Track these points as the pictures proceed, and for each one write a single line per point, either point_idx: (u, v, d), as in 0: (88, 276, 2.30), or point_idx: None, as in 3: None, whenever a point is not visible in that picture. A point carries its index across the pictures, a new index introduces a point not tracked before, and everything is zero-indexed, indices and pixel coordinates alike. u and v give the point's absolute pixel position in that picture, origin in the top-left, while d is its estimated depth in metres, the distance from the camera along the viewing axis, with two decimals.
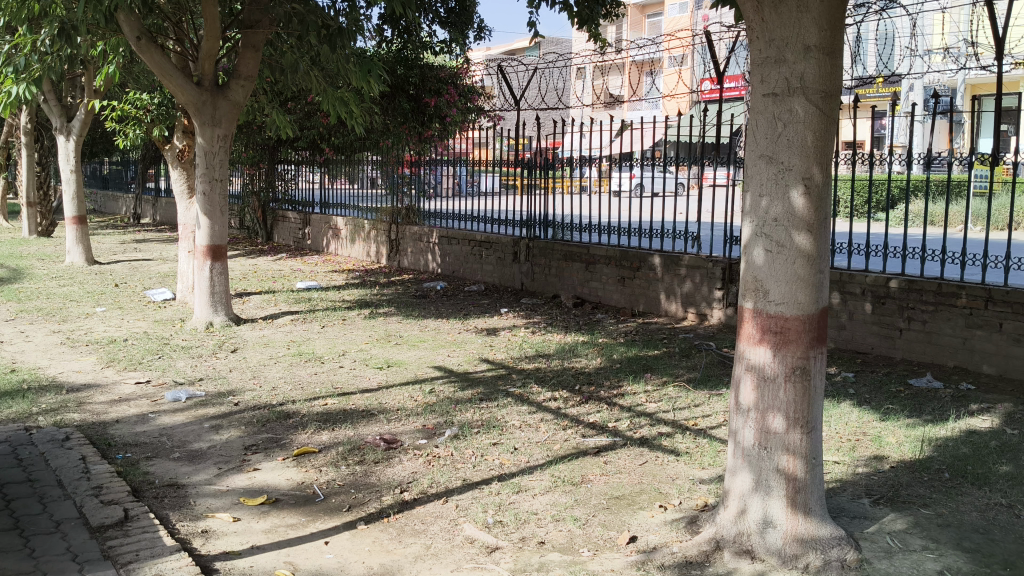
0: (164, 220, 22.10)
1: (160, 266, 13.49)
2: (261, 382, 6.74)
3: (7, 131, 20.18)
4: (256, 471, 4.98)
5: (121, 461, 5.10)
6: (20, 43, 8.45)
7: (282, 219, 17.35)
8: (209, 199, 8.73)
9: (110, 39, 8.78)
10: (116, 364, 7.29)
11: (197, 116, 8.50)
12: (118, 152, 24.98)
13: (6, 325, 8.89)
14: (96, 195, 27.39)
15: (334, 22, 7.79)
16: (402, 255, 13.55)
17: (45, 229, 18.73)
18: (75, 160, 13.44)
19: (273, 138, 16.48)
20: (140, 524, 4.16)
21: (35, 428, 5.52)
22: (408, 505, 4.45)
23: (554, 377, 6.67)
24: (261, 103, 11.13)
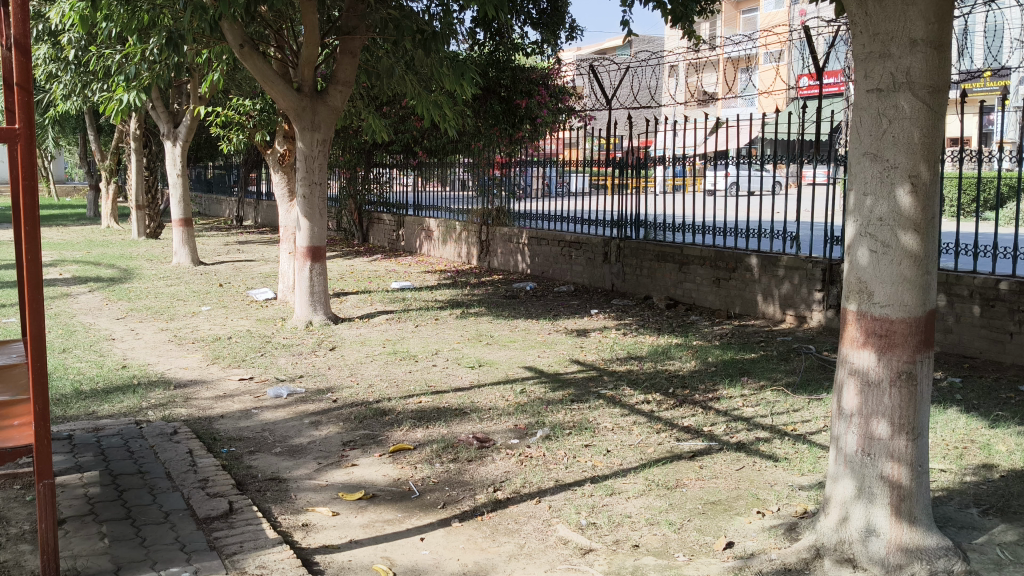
0: (264, 223, 22.80)
1: (261, 267, 13.91)
2: (357, 380, 6.88)
3: (119, 138, 21.13)
4: (354, 466, 5.09)
5: (226, 455, 5.28)
6: (131, 52, 8.83)
7: (377, 221, 17.69)
8: (309, 202, 8.95)
9: (215, 48, 9.09)
10: (220, 361, 7.55)
11: (297, 121, 8.74)
12: (222, 157, 25.90)
13: (118, 323, 9.30)
14: (202, 199, 28.43)
15: (428, 27, 7.88)
16: (493, 256, 13.63)
17: (153, 231, 19.55)
18: (181, 164, 13.97)
19: (368, 142, 16.81)
20: (244, 516, 4.30)
21: (145, 421, 5.76)
22: (502, 504, 4.47)
23: (647, 379, 6.61)
24: (357, 107, 11.36)
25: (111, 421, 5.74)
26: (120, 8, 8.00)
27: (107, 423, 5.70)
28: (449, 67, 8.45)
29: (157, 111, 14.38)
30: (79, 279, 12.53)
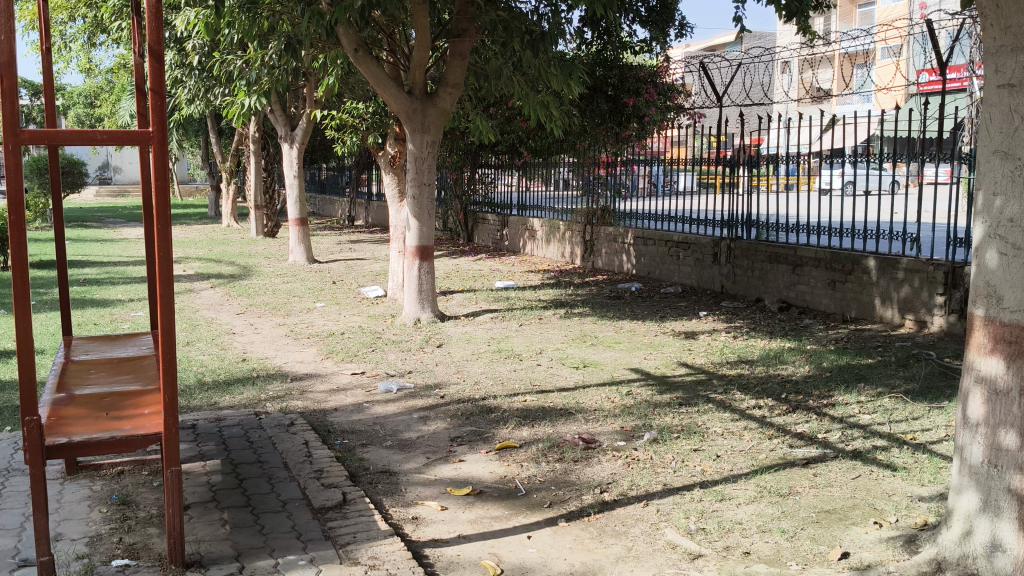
0: (374, 223, 23.35)
1: (372, 265, 14.24)
2: (464, 376, 6.98)
3: (239, 140, 22.00)
4: (462, 462, 5.16)
5: (339, 447, 5.44)
6: (252, 58, 9.16)
7: (482, 221, 17.87)
8: (418, 202, 9.09)
9: (330, 53, 9.35)
10: (334, 356, 7.77)
11: (408, 123, 8.91)
12: (335, 158, 26.65)
13: (238, 318, 9.68)
14: (315, 199, 29.32)
15: (537, 27, 7.91)
16: (597, 255, 13.58)
17: (270, 230, 20.27)
18: (297, 166, 14.45)
19: (474, 143, 17.03)
20: (356, 507, 4.42)
21: (264, 413, 5.99)
22: (609, 506, 4.46)
23: (759, 384, 6.47)
24: (466, 109, 11.50)
25: (232, 411, 5.98)
26: (242, 15, 8.32)
27: (228, 413, 5.95)
28: (557, 67, 8.45)
29: (275, 114, 14.90)
30: (202, 275, 13.09)
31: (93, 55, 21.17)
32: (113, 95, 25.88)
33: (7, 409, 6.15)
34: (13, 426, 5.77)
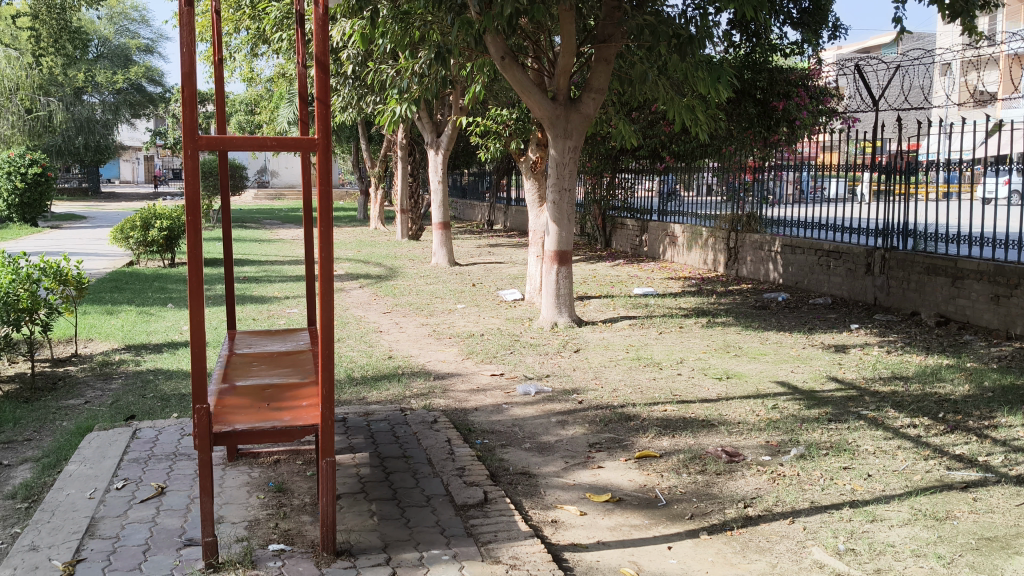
0: (513, 227, 23.62)
1: (511, 269, 14.42)
2: (602, 383, 6.97)
3: (387, 146, 22.72)
4: (601, 468, 5.16)
5: (480, 446, 5.54)
6: (404, 67, 9.45)
7: (620, 226, 17.78)
8: (558, 207, 9.16)
9: (477, 61, 9.53)
10: (474, 356, 7.92)
11: (551, 129, 8.99)
12: (476, 163, 27.15)
13: (384, 316, 10.01)
14: (457, 204, 29.97)
15: (685, 30, 7.83)
16: (742, 263, 13.27)
17: (414, 233, 20.85)
18: (442, 172, 14.82)
19: (615, 148, 17.06)
20: (497, 507, 4.49)
21: (409, 409, 6.17)
22: (753, 521, 4.37)
23: (913, 402, 6.18)
24: (608, 114, 11.47)
25: (379, 407, 6.19)
26: (395, 25, 8.62)
27: (375, 408, 6.16)
28: (704, 70, 8.33)
29: (422, 121, 15.33)
30: (350, 275, 13.60)
31: (254, 65, 22.37)
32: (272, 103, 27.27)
33: (175, 396, 6.59)
34: (180, 412, 6.18)
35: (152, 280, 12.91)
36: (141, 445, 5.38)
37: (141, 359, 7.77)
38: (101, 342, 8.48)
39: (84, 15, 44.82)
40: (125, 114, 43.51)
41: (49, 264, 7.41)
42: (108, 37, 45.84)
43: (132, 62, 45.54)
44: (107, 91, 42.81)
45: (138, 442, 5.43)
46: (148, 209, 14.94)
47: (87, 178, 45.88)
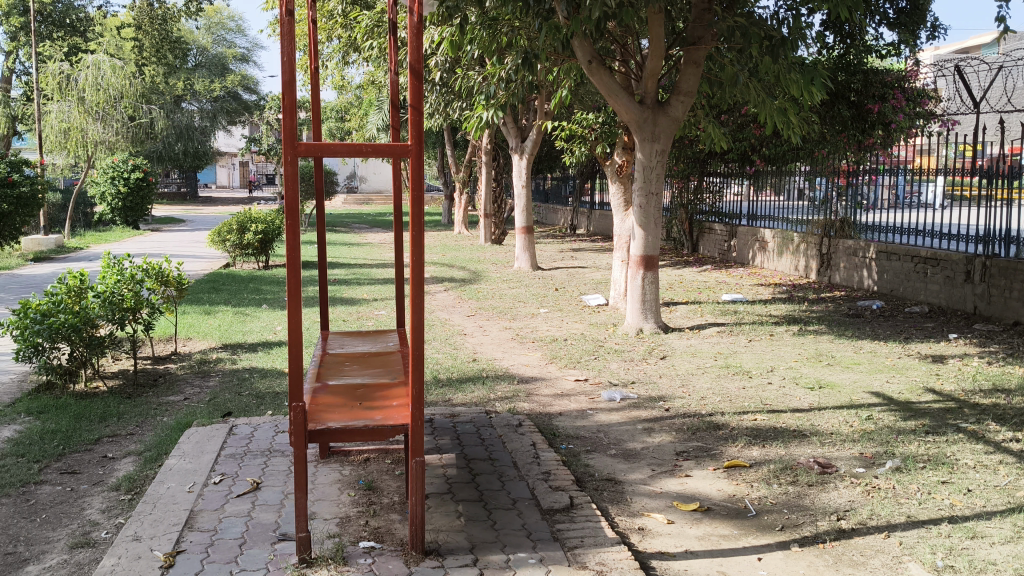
0: (596, 231, 23.54)
1: (595, 274, 14.37)
2: (690, 391, 6.88)
3: (472, 151, 22.95)
4: (688, 477, 5.11)
5: (565, 451, 5.55)
6: (491, 73, 9.52)
7: (708, 231, 17.54)
8: (644, 211, 9.09)
9: (565, 65, 9.54)
10: (558, 361, 7.93)
11: (638, 132, 8.94)
12: (560, 168, 27.18)
13: (469, 319, 10.11)
14: (540, 208, 30.07)
15: (777, 32, 7.70)
16: (835, 270, 12.92)
17: (498, 237, 20.99)
18: (525, 176, 14.87)
19: (703, 151, 16.90)
20: (584, 512, 4.49)
21: (494, 412, 6.21)
22: (846, 534, 4.27)
23: (1017, 415, 5.93)
24: (697, 117, 11.35)
25: (465, 409, 6.25)
26: (483, 31, 8.71)
27: (461, 410, 6.23)
28: (797, 73, 8.17)
29: (507, 126, 15.44)
30: (435, 279, 13.77)
31: (345, 72, 22.88)
32: (362, 109, 27.82)
33: (269, 394, 6.79)
34: (274, 410, 6.36)
35: (247, 282, 13.30)
36: (237, 441, 5.55)
37: (237, 358, 8.02)
38: (199, 341, 8.79)
39: (183, 25, 46.54)
40: (221, 121, 45.00)
41: (151, 266, 7.72)
42: (206, 47, 47.52)
43: (228, 70, 47.10)
44: (204, 99, 44.37)
45: (235, 438, 5.61)
46: (243, 213, 15.41)
47: (185, 183, 47.60)
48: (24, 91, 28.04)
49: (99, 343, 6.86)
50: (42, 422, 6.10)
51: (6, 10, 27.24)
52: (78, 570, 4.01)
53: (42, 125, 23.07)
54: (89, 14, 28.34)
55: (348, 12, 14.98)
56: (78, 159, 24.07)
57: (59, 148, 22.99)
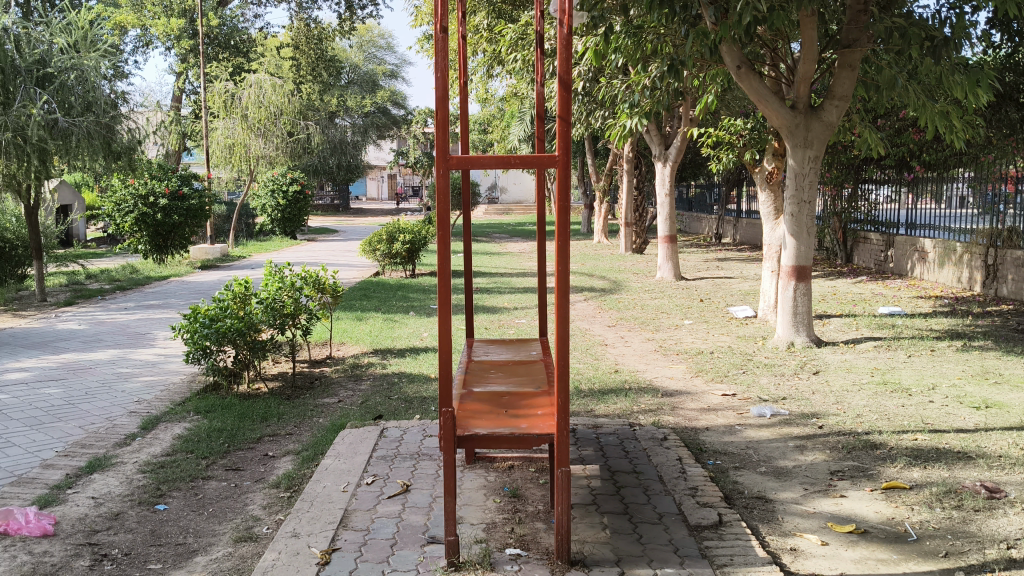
0: (743, 240, 22.99)
1: (741, 284, 14.03)
2: (844, 408, 6.60)
3: (613, 160, 22.88)
4: (843, 498, 4.89)
5: (713, 466, 5.42)
6: (635, 81, 9.44)
7: (863, 241, 16.82)
8: (796, 220, 8.81)
9: (711, 71, 9.36)
10: (704, 374, 7.77)
11: (789, 138, 8.68)
12: (705, 176, 26.73)
13: (610, 330, 10.06)
14: (684, 217, 29.71)
15: (940, 32, 7.30)
16: (1002, 282, 12.10)
17: (639, 246, 20.85)
18: (669, 185, 14.69)
19: (858, 157, 16.28)
20: (733, 530, 4.37)
21: (638, 424, 6.15)
22: (1018, 564, 3.98)
23: None
24: (852, 122, 10.92)
25: (608, 420, 6.22)
26: (628, 40, 8.64)
27: (605, 422, 6.19)
28: (962, 74, 7.72)
29: (650, 135, 15.30)
30: (577, 288, 13.80)
31: (488, 85, 23.30)
32: (505, 121, 28.23)
33: (416, 399, 6.96)
34: (421, 414, 6.51)
35: (395, 289, 13.72)
36: (388, 444, 5.72)
37: (387, 363, 8.28)
38: (351, 346, 9.13)
39: (337, 44, 48.53)
40: (371, 135, 46.69)
41: (309, 273, 8.07)
42: (358, 64, 49.36)
43: (378, 86, 48.77)
44: (356, 114, 46.05)
45: (386, 441, 5.78)
46: (392, 223, 15.87)
47: (337, 195, 49.63)
48: (193, 110, 29.97)
49: (261, 347, 7.21)
50: (209, 421, 6.46)
51: (178, 34, 29.03)
52: (241, 562, 4.21)
53: (210, 141, 24.59)
54: (252, 35, 29.95)
55: (494, 25, 15.24)
56: (241, 173, 25.49)
57: (224, 163, 24.42)
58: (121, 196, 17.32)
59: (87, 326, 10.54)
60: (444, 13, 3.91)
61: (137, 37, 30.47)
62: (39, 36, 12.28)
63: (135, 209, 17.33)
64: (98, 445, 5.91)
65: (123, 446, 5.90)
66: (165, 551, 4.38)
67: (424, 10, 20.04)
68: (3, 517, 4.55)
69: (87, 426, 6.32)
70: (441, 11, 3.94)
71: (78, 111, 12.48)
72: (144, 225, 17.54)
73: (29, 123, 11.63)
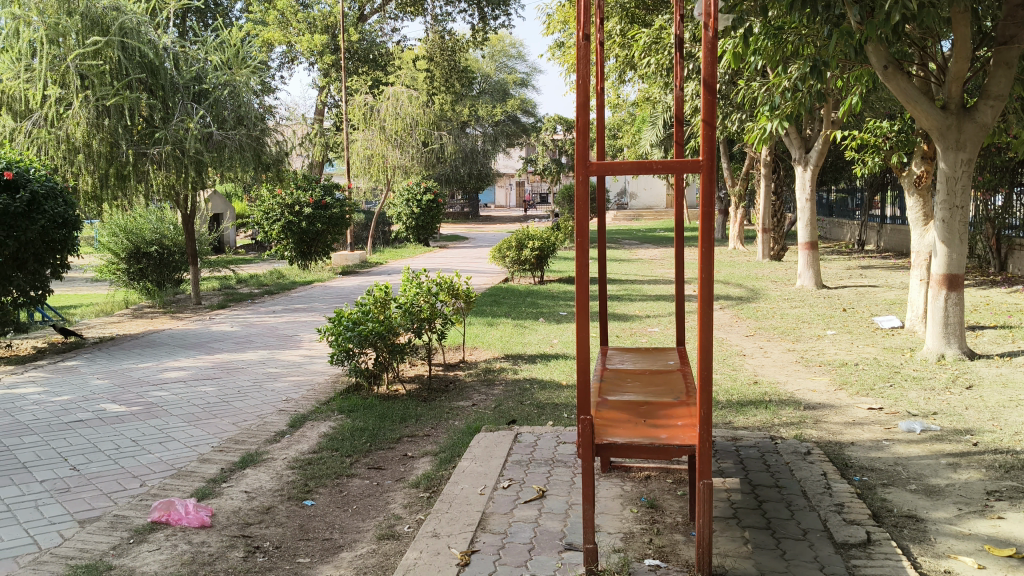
0: (887, 247, 22.05)
1: (886, 293, 13.45)
2: (1002, 425, 6.23)
3: (748, 165, 22.37)
4: (1001, 519, 4.62)
5: (859, 483, 5.22)
6: (775, 84, 9.19)
7: (1020, 248, 15.82)
8: (948, 226, 8.37)
9: (855, 72, 9.02)
10: (848, 387, 7.48)
11: (940, 141, 8.28)
12: (847, 180, 25.82)
13: (748, 340, 9.84)
14: (824, 223, 28.77)
15: None
16: None
17: (776, 253, 20.30)
18: (810, 190, 14.23)
19: (1016, 159, 15.36)
20: (883, 549, 4.19)
21: (780, 437, 5.98)
22: None
23: None
24: (1009, 122, 10.32)
25: (748, 432, 6.08)
26: (767, 40, 8.45)
27: (744, 434, 6.05)
28: None
29: (790, 138, 14.86)
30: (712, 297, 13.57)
31: (620, 91, 23.25)
32: (637, 126, 28.09)
33: (550, 405, 6.99)
34: (555, 421, 6.53)
35: (527, 296, 13.84)
36: (523, 449, 5.77)
37: (520, 368, 8.36)
38: (485, 351, 9.27)
39: (470, 54, 49.48)
40: (501, 143, 47.40)
41: (444, 279, 8.20)
42: (489, 74, 50.17)
43: (509, 95, 49.40)
44: (487, 123, 46.78)
45: (521, 446, 5.83)
46: (521, 231, 16.00)
47: (467, 203, 50.45)
48: (335, 122, 31.16)
49: (400, 350, 7.41)
50: (352, 421, 6.68)
51: (320, 50, 30.28)
52: (385, 559, 4.33)
53: (350, 152, 25.53)
54: (389, 49, 30.85)
55: (626, 30, 15.22)
56: (378, 183, 26.31)
57: (364, 173, 25.28)
58: (268, 206, 18.13)
59: (239, 328, 11.08)
60: (586, 20, 3.91)
61: (283, 53, 31.89)
62: (195, 55, 12.99)
63: (281, 217, 18.09)
64: (250, 441, 6.20)
65: (273, 443, 6.18)
66: (312, 546, 4.55)
67: (556, 19, 20.19)
68: (165, 508, 4.85)
69: (240, 423, 6.64)
70: (584, 19, 3.95)
71: (231, 124, 13.14)
72: (290, 233, 18.33)
73: (187, 137, 12.37)
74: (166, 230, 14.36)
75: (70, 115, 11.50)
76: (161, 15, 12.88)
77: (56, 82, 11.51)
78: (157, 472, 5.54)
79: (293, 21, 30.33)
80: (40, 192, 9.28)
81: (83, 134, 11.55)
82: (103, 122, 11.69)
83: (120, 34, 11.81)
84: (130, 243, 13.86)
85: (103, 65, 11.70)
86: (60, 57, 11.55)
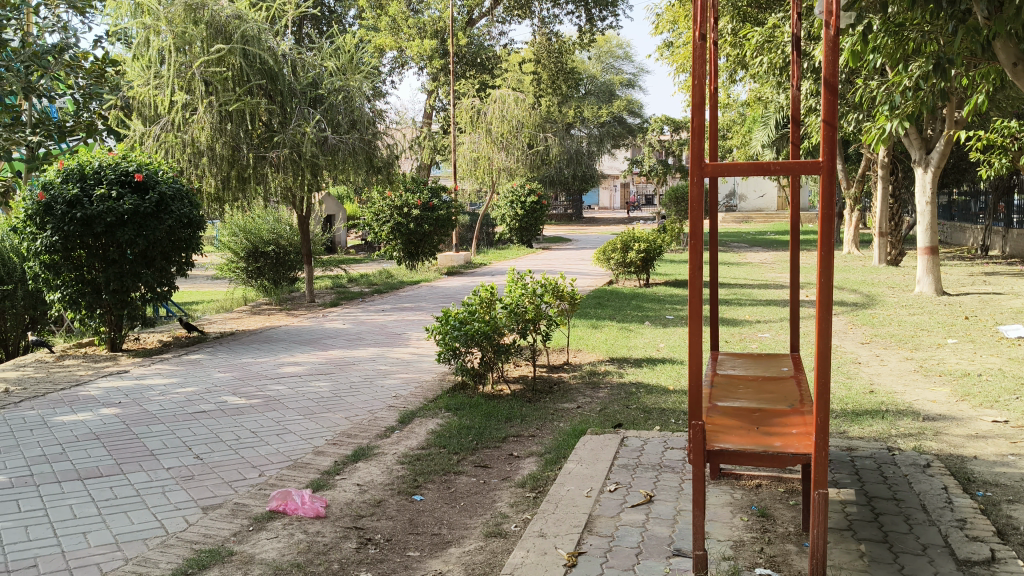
0: (1013, 253, 21.06)
1: (1013, 301, 12.84)
2: None
3: (864, 166, 21.64)
4: None
5: (982, 498, 5.01)
6: (895, 83, 8.89)
7: None
8: None
9: (982, 69, 8.62)
10: (971, 399, 7.18)
11: None
12: (970, 182, 24.76)
13: (863, 347, 9.54)
14: (945, 227, 27.63)
15: None
16: None
17: (894, 258, 19.59)
18: (931, 192, 13.70)
19: None
20: (1008, 568, 4.01)
21: (897, 449, 5.79)
22: None
23: None
24: None
25: (863, 443, 5.91)
26: (887, 38, 8.17)
27: (860, 444, 5.89)
28: None
29: (909, 138, 14.32)
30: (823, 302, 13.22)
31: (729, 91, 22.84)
32: (747, 127, 27.57)
33: (656, 410, 6.95)
34: (661, 426, 6.48)
35: (632, 299, 13.76)
36: (630, 453, 5.76)
37: (624, 372, 8.33)
38: (589, 353, 9.28)
39: (576, 56, 49.51)
40: (606, 145, 47.28)
41: (549, 281, 8.21)
42: (595, 75, 50.07)
43: (615, 96, 49.21)
44: (592, 124, 46.79)
45: (627, 450, 5.82)
46: (626, 233, 15.93)
47: (571, 204, 50.39)
48: (443, 125, 31.68)
49: (505, 350, 7.48)
50: (458, 419, 6.79)
51: (430, 54, 30.78)
52: (492, 557, 4.39)
53: (457, 155, 25.95)
54: (496, 52, 31.13)
55: (738, 29, 14.97)
56: (484, 185, 26.65)
57: (470, 176, 25.64)
58: (379, 208, 18.59)
59: (351, 326, 11.40)
60: (703, 20, 3.86)
61: (394, 58, 32.62)
62: (312, 62, 13.41)
63: (391, 219, 18.53)
64: (362, 436, 6.38)
65: (383, 438, 6.34)
66: (421, 540, 4.66)
67: (666, 19, 19.97)
68: (283, 497, 5.04)
69: (352, 418, 6.84)
70: (700, 18, 3.91)
71: (344, 129, 13.49)
72: (399, 233, 18.77)
73: (304, 141, 12.83)
74: (282, 230, 14.89)
75: (195, 120, 12.14)
76: (280, 23, 13.35)
77: (182, 88, 12.15)
78: (274, 463, 5.76)
79: (403, 26, 30.99)
80: (167, 192, 9.78)
81: (207, 138, 12.19)
82: (225, 126, 12.26)
83: (242, 42, 12.29)
84: (249, 243, 14.43)
85: (226, 71, 12.22)
86: (187, 64, 12.16)
